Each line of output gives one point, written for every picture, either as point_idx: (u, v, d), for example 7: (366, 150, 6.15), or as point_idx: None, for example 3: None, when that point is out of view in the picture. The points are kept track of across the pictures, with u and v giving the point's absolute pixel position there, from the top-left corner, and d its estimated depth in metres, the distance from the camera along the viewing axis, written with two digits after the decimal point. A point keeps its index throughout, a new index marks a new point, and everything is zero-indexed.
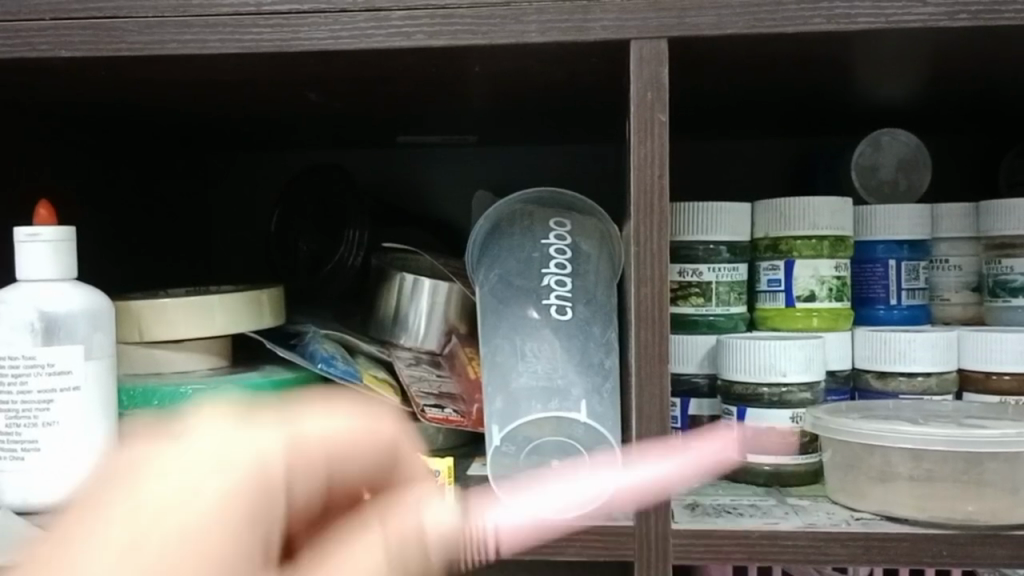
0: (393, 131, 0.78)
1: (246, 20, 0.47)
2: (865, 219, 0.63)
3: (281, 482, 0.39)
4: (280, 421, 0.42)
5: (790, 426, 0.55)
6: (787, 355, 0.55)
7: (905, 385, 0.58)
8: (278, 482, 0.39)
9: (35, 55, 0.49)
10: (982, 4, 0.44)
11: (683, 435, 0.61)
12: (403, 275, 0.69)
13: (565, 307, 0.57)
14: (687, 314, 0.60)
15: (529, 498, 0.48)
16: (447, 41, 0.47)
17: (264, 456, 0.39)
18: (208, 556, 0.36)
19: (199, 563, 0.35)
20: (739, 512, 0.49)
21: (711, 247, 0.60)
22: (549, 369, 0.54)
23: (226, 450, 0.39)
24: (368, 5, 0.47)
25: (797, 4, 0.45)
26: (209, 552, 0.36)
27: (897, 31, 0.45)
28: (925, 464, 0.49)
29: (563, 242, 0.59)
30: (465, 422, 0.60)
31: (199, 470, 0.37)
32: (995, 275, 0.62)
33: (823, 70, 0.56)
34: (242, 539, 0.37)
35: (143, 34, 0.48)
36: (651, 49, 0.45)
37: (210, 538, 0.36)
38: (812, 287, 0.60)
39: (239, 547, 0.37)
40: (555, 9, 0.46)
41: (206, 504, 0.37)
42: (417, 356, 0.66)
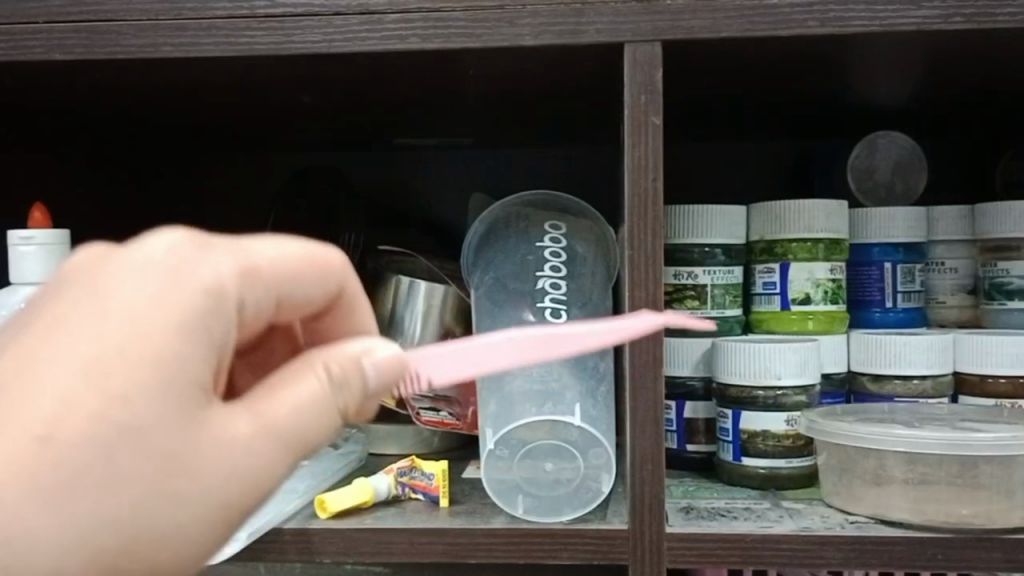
0: (389, 133, 0.78)
1: (240, 24, 0.47)
2: (861, 221, 0.63)
3: (235, 289, 0.32)
4: (236, 240, 0.34)
5: (785, 429, 0.55)
6: (782, 358, 0.55)
7: (901, 389, 0.58)
8: (231, 291, 0.32)
9: (29, 57, 0.49)
10: (977, 6, 0.44)
11: (678, 437, 0.61)
12: (399, 277, 0.68)
13: (560, 310, 0.55)
14: (682, 317, 0.60)
15: (523, 501, 0.48)
16: (441, 44, 0.47)
17: (218, 276, 0.32)
18: (141, 404, 0.29)
19: (125, 397, 0.28)
20: (734, 515, 0.49)
21: (707, 250, 0.60)
22: (544, 372, 0.54)
23: (184, 263, 0.31)
24: (362, 8, 0.47)
25: (792, 7, 0.45)
26: (140, 382, 0.29)
27: (891, 34, 0.45)
28: (920, 467, 0.49)
29: (557, 244, 0.59)
30: (460, 426, 0.61)
31: (157, 279, 0.30)
32: (991, 278, 0.62)
33: (819, 72, 0.56)
34: (185, 359, 0.29)
35: (137, 37, 0.48)
36: (645, 52, 0.45)
37: (162, 346, 0.29)
38: (807, 289, 0.59)
39: (186, 358, 0.30)
40: (549, 12, 0.46)
41: (136, 331, 0.29)
42: None
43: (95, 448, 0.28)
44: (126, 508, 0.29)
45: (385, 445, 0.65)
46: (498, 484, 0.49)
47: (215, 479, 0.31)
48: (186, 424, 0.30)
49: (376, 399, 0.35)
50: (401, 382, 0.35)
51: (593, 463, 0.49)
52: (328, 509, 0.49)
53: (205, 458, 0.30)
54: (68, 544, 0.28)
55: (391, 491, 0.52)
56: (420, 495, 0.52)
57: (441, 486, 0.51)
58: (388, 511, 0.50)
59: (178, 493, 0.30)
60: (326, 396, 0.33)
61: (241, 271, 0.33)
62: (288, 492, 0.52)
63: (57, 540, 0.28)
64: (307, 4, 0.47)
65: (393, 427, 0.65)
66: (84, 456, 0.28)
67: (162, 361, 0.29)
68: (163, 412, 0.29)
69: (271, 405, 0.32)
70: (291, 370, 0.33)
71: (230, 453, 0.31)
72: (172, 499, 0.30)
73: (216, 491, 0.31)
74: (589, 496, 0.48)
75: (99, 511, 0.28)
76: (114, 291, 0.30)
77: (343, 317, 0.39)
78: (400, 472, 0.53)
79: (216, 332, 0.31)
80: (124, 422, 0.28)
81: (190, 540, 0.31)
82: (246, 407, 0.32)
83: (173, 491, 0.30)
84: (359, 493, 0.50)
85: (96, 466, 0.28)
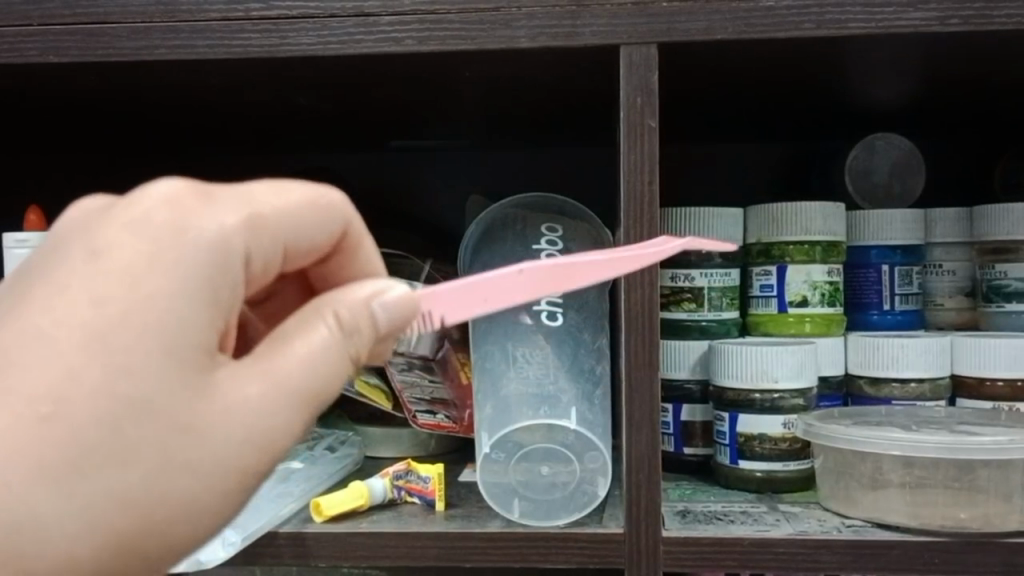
0: (385, 135, 0.78)
1: (234, 25, 0.47)
2: (858, 224, 0.63)
3: (241, 242, 0.33)
4: (241, 190, 0.35)
5: (782, 432, 0.55)
6: (779, 361, 0.54)
7: (899, 392, 0.58)
8: (237, 241, 0.33)
9: (23, 60, 0.48)
10: (974, 8, 0.44)
11: (675, 440, 0.61)
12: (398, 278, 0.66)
13: (556, 313, 0.56)
14: (681, 319, 0.60)
15: (519, 505, 0.48)
16: (436, 46, 0.46)
17: (221, 232, 0.33)
18: (147, 372, 0.31)
19: (133, 367, 0.31)
20: (730, 519, 0.49)
21: (703, 252, 0.60)
22: (541, 374, 0.54)
23: (187, 221, 0.33)
24: (357, 10, 0.46)
25: (788, 8, 0.45)
26: (145, 351, 0.31)
27: (888, 36, 0.45)
28: (916, 471, 0.49)
29: (553, 247, 0.59)
30: (455, 427, 0.62)
31: (159, 241, 0.32)
32: (989, 280, 0.62)
33: (815, 74, 0.56)
34: (189, 324, 0.32)
35: (131, 40, 0.48)
36: (641, 54, 0.45)
37: (165, 310, 0.31)
38: (804, 291, 0.59)
39: (187, 319, 0.32)
40: (544, 13, 0.46)
41: (141, 300, 0.31)
42: (409, 363, 0.60)
43: (106, 416, 0.30)
44: (142, 474, 0.31)
45: (381, 447, 0.65)
46: (493, 487, 0.49)
47: (228, 438, 0.33)
48: (194, 386, 0.32)
49: (385, 343, 0.36)
50: (412, 324, 0.36)
51: (589, 466, 0.49)
52: (323, 512, 0.49)
53: (213, 412, 0.32)
54: (91, 509, 0.30)
55: (387, 494, 0.52)
56: (415, 498, 0.52)
57: (437, 490, 0.51)
58: (383, 515, 0.50)
59: (192, 456, 0.32)
60: (332, 344, 0.34)
61: (247, 220, 0.34)
62: (283, 495, 0.52)
63: (78, 507, 0.30)
64: (302, 6, 0.47)
65: (390, 430, 0.64)
66: (92, 417, 0.30)
67: (165, 327, 0.31)
68: (167, 373, 0.31)
69: (283, 359, 0.34)
70: (302, 322, 0.35)
71: (240, 410, 0.33)
72: (187, 461, 0.32)
73: (228, 450, 0.33)
74: (585, 500, 0.48)
75: (116, 478, 0.31)
76: (117, 260, 0.32)
77: (347, 261, 0.41)
78: (396, 475, 0.53)
79: (220, 293, 0.33)
80: (132, 393, 0.31)
81: (210, 499, 0.33)
82: (252, 365, 0.34)
83: (185, 454, 0.32)
84: (354, 496, 0.50)
85: (106, 439, 0.30)
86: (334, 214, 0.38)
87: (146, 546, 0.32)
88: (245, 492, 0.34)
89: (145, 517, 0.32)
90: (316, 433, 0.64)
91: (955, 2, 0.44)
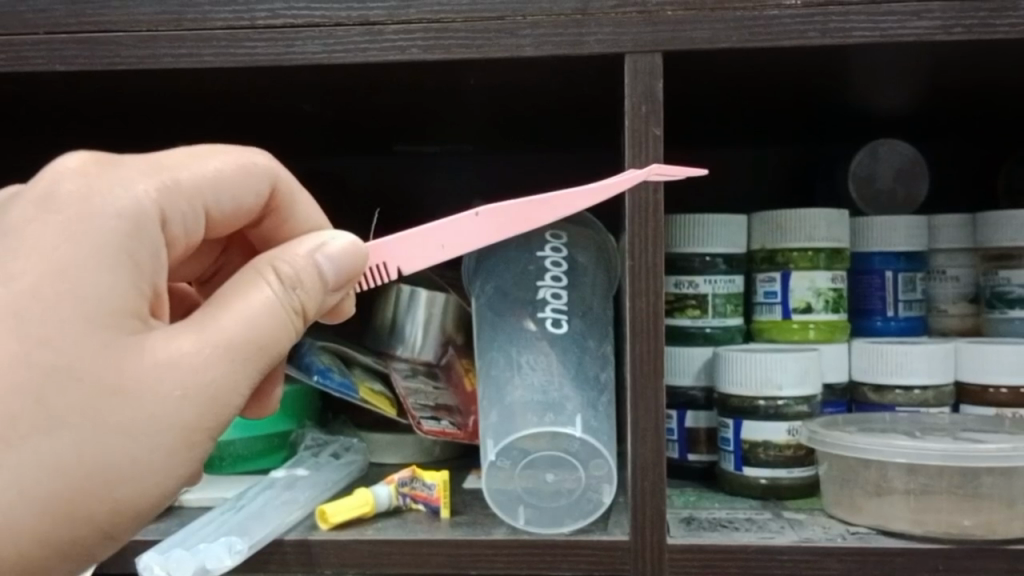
0: (389, 142, 0.79)
1: (240, 34, 0.47)
2: (862, 230, 0.63)
3: (154, 207, 0.36)
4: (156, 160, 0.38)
5: (787, 439, 0.55)
6: (783, 368, 0.54)
7: (902, 398, 0.58)
8: (149, 206, 0.36)
9: (29, 69, 0.49)
10: (978, 17, 0.44)
11: (679, 447, 0.61)
12: (398, 285, 0.67)
13: (561, 320, 0.56)
14: (684, 326, 0.60)
15: (525, 512, 0.48)
16: (441, 55, 0.47)
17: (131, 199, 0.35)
18: (66, 338, 0.34)
19: (55, 332, 0.34)
20: (735, 526, 0.49)
21: (708, 259, 0.60)
22: (545, 382, 0.53)
23: (100, 193, 0.35)
24: (362, 19, 0.47)
25: (792, 17, 0.45)
26: (63, 319, 0.34)
27: (892, 45, 0.45)
28: (921, 478, 0.48)
29: (558, 253, 0.57)
30: (460, 435, 0.60)
31: (75, 214, 0.35)
32: (992, 287, 0.62)
33: (819, 81, 0.56)
34: (104, 290, 0.34)
35: (137, 48, 0.48)
36: (646, 63, 0.45)
37: (81, 277, 0.34)
38: (808, 298, 0.59)
39: (103, 282, 0.34)
40: (549, 22, 0.46)
41: (55, 273, 0.34)
42: (413, 368, 0.66)
43: (31, 382, 0.33)
44: (72, 437, 0.34)
45: (386, 454, 0.65)
46: (498, 494, 0.49)
47: (157, 398, 0.35)
48: (116, 351, 0.35)
49: (329, 296, 0.39)
50: (352, 277, 0.40)
51: (594, 473, 0.49)
52: (329, 520, 0.49)
53: (139, 368, 0.35)
54: (31, 471, 0.34)
55: (392, 502, 0.52)
56: (421, 505, 0.52)
57: (443, 497, 0.51)
58: (389, 522, 0.50)
59: (119, 418, 0.34)
60: (274, 297, 0.37)
61: (160, 187, 0.36)
62: (289, 503, 0.52)
63: (16, 470, 0.33)
64: (307, 14, 0.47)
65: (394, 437, 0.65)
66: (20, 381, 0.33)
67: (83, 291, 0.34)
68: (87, 333, 0.34)
69: (220, 318, 0.37)
70: (234, 287, 0.38)
71: (172, 365, 0.35)
72: (115, 424, 0.34)
73: (159, 409, 0.35)
74: (590, 507, 0.48)
75: (47, 443, 0.34)
76: (35, 240, 0.34)
77: (278, 221, 0.43)
78: (401, 482, 0.53)
79: (138, 258, 0.35)
80: (55, 356, 0.34)
81: (147, 459, 0.35)
82: (187, 327, 0.36)
83: (116, 412, 0.34)
84: (360, 504, 0.50)
85: (37, 401, 0.34)
86: (258, 176, 0.40)
87: (89, 508, 0.35)
88: (187, 452, 0.36)
89: (83, 478, 0.34)
90: (322, 439, 0.64)
91: (959, 11, 0.44)
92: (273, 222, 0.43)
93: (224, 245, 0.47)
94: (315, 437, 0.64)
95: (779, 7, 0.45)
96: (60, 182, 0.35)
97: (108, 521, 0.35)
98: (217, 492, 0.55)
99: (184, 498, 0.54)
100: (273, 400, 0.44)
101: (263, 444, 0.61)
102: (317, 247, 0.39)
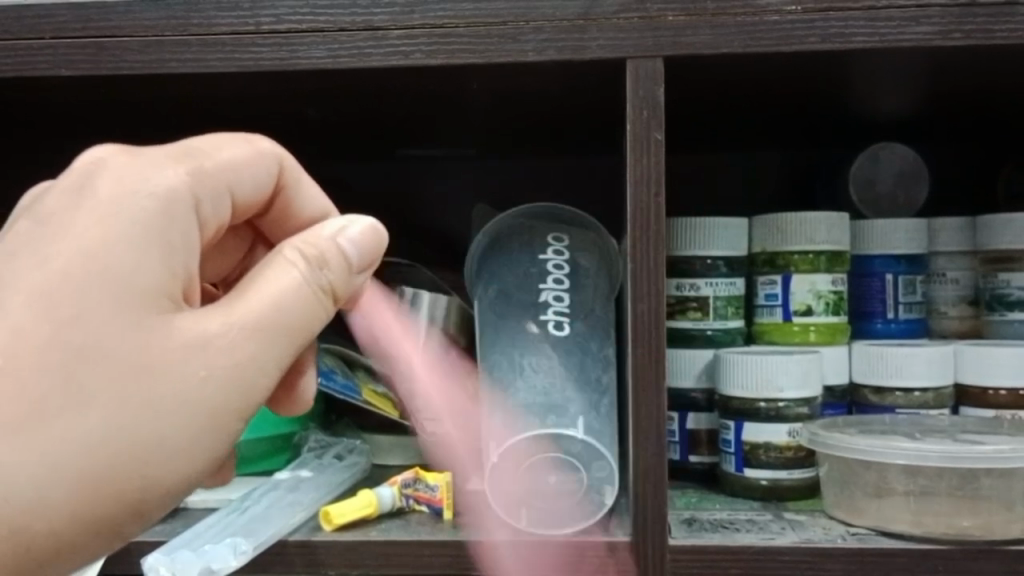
0: (392, 145, 0.79)
1: (245, 39, 0.48)
2: (863, 233, 0.64)
3: (185, 191, 0.36)
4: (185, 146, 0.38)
5: (787, 440, 0.55)
6: (784, 370, 0.55)
7: (902, 400, 0.58)
8: (182, 190, 0.36)
9: (35, 74, 0.49)
10: (977, 23, 0.45)
11: (681, 448, 0.61)
12: (402, 287, 0.68)
13: (563, 323, 0.57)
14: (686, 328, 0.61)
15: (527, 514, 0.48)
16: (445, 60, 0.47)
17: (163, 183, 0.36)
18: (96, 321, 0.34)
19: (89, 314, 0.34)
20: (736, 527, 0.49)
21: (709, 262, 0.60)
22: (548, 384, 0.54)
23: (134, 178, 0.36)
24: (366, 24, 0.47)
25: (792, 23, 0.45)
26: (97, 301, 0.34)
27: (892, 50, 0.46)
28: (920, 480, 0.49)
29: (560, 256, 0.58)
30: (462, 436, 0.61)
31: (110, 198, 0.35)
32: (992, 289, 0.63)
33: (821, 85, 0.56)
34: (136, 269, 0.35)
35: (142, 53, 0.48)
36: (648, 68, 0.46)
37: (115, 259, 0.34)
38: (808, 300, 0.60)
39: (136, 264, 0.35)
40: (551, 28, 0.46)
41: (88, 254, 0.34)
42: None
43: (63, 366, 0.34)
44: (100, 417, 0.34)
45: (389, 455, 0.65)
46: (500, 496, 0.49)
47: (184, 378, 0.36)
48: (142, 332, 0.35)
49: (355, 278, 0.40)
50: (375, 259, 0.40)
51: (596, 475, 0.49)
52: (333, 521, 0.49)
53: (170, 349, 0.35)
54: (62, 455, 0.34)
55: (396, 503, 0.52)
56: (424, 507, 0.52)
57: (445, 498, 0.52)
58: (392, 523, 0.50)
59: (149, 398, 0.35)
60: (301, 279, 0.38)
61: (188, 171, 0.37)
62: (293, 505, 0.52)
63: (46, 454, 0.34)
64: (311, 20, 0.47)
65: (397, 439, 0.65)
66: (53, 363, 0.34)
67: (117, 274, 0.34)
68: (120, 314, 0.34)
69: (247, 300, 0.37)
70: (261, 270, 0.38)
71: (201, 346, 0.36)
72: (146, 404, 0.35)
73: (189, 390, 0.36)
74: (591, 508, 0.49)
75: (76, 425, 0.34)
76: (69, 223, 0.35)
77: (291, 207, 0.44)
78: (404, 483, 0.53)
79: (171, 241, 0.36)
80: (88, 338, 0.34)
81: (177, 438, 0.35)
82: (216, 309, 0.37)
83: (147, 393, 0.35)
84: (363, 505, 0.50)
85: (69, 384, 0.34)
86: (270, 158, 0.41)
87: (119, 490, 0.35)
88: (215, 434, 0.36)
89: (114, 461, 0.35)
90: (325, 440, 0.65)
91: (959, 16, 0.45)
92: (285, 208, 0.43)
93: (250, 243, 0.47)
94: (319, 438, 0.65)
95: (779, 13, 0.45)
96: (98, 168, 0.36)
97: (135, 502, 0.36)
98: (221, 493, 0.56)
99: (189, 500, 0.55)
100: (304, 396, 0.44)
101: (267, 446, 0.61)
102: (340, 230, 0.39)
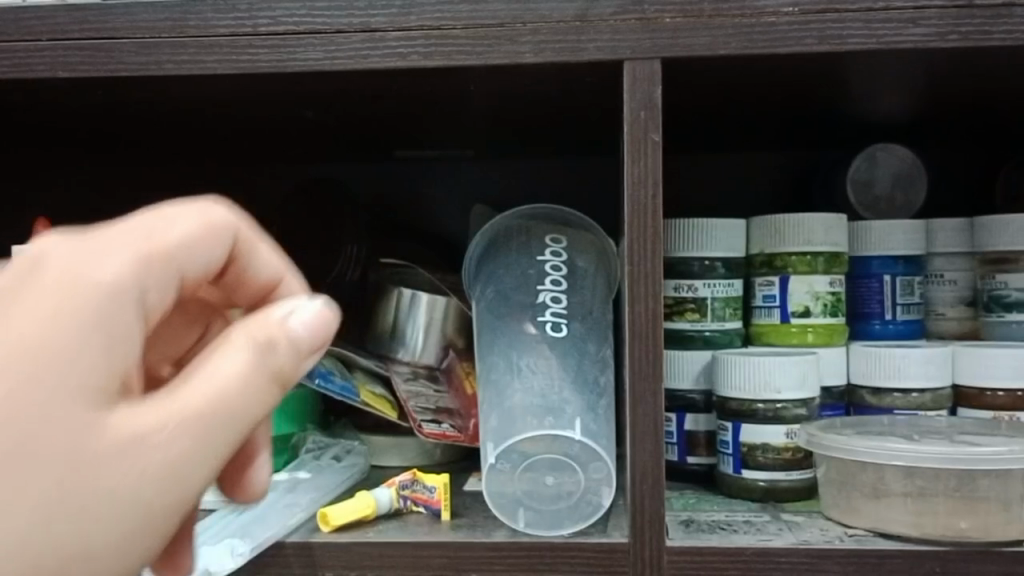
0: (390, 147, 0.79)
1: (242, 41, 0.48)
2: (860, 233, 0.64)
3: (130, 279, 0.32)
4: (131, 225, 0.34)
5: (785, 442, 0.55)
6: (781, 371, 0.55)
7: (900, 401, 0.58)
8: (127, 278, 0.32)
9: (33, 75, 0.49)
10: (973, 24, 0.45)
11: (679, 450, 0.62)
12: (400, 289, 0.69)
13: (560, 324, 0.57)
14: (683, 330, 0.61)
15: (525, 515, 0.49)
16: (442, 62, 0.47)
17: (104, 270, 0.32)
18: (24, 419, 0.29)
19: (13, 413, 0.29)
20: (733, 529, 0.49)
21: (707, 263, 0.60)
22: (545, 386, 0.54)
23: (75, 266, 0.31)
24: (364, 25, 0.47)
25: (789, 25, 0.45)
26: (23, 399, 0.29)
27: (889, 51, 0.46)
28: (918, 481, 0.49)
29: (558, 258, 0.59)
30: (461, 438, 0.61)
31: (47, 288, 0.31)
32: (989, 290, 0.63)
33: (818, 87, 0.56)
34: (71, 362, 0.30)
35: (139, 55, 0.48)
36: (645, 69, 0.46)
37: (47, 351, 0.30)
38: (806, 301, 0.60)
39: (71, 358, 0.30)
40: (549, 29, 0.46)
41: (18, 348, 0.30)
42: (415, 372, 0.66)
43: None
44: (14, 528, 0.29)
45: (387, 457, 0.65)
46: (499, 497, 0.49)
47: (123, 490, 0.31)
48: (73, 430, 0.30)
49: (305, 365, 0.35)
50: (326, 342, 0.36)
51: (594, 476, 0.49)
52: (330, 522, 0.49)
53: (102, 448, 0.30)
54: None
55: (393, 505, 0.52)
56: (422, 508, 0.52)
57: (443, 500, 0.51)
58: (390, 524, 0.50)
59: (75, 504, 0.30)
60: (249, 368, 0.33)
61: (135, 258, 0.32)
62: (291, 506, 0.52)
63: None
64: (309, 21, 0.47)
65: (395, 440, 0.65)
66: None
67: (48, 367, 0.30)
68: (48, 411, 0.30)
69: (188, 389, 0.32)
70: (204, 356, 0.34)
71: (138, 444, 0.31)
72: (70, 511, 0.30)
73: (121, 493, 0.31)
74: (589, 510, 0.49)
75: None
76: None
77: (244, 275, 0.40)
78: (401, 485, 0.53)
79: (113, 331, 0.31)
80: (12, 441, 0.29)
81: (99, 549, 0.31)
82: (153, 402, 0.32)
83: (74, 500, 0.30)
84: (361, 506, 0.50)
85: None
86: (225, 233, 0.37)
87: None
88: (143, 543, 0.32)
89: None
90: (322, 443, 0.64)
91: (955, 18, 0.45)
92: (238, 274, 0.41)
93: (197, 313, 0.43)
94: (316, 441, 0.64)
95: (776, 14, 0.45)
96: (45, 249, 0.32)
97: None
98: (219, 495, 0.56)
99: None
100: (257, 483, 0.41)
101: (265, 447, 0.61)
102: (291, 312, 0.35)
